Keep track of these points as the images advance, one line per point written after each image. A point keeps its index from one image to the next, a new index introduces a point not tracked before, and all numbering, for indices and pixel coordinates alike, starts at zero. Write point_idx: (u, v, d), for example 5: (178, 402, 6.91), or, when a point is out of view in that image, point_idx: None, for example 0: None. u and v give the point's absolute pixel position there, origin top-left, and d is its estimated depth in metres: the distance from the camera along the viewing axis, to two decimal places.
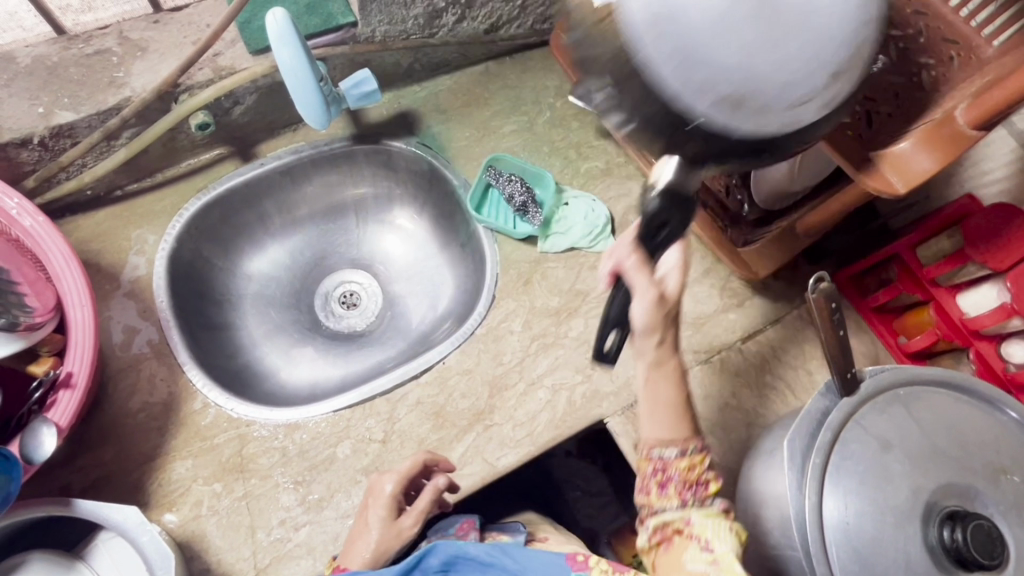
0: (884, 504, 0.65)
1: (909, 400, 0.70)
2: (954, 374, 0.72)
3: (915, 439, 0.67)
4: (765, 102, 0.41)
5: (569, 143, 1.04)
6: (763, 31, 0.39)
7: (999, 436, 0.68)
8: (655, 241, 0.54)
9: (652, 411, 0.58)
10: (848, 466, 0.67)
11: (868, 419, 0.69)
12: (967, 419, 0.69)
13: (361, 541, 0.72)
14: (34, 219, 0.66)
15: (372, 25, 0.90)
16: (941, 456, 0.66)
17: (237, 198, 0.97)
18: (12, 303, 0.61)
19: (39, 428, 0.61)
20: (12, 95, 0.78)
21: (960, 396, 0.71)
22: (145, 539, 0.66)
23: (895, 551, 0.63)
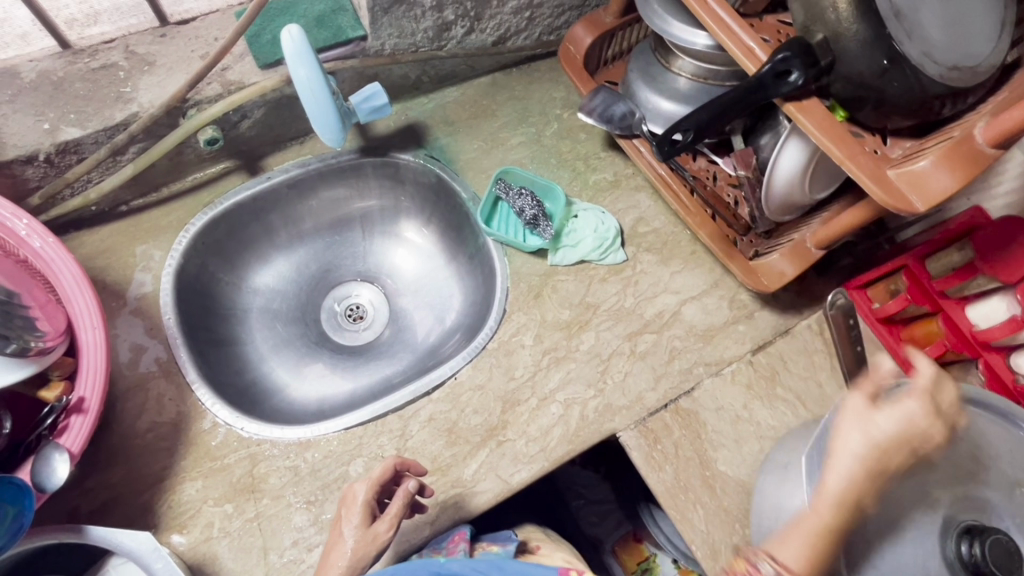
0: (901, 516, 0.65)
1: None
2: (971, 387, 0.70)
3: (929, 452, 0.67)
4: (908, 28, 0.62)
5: (577, 154, 1.04)
6: (935, 16, 0.64)
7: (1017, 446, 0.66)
8: (781, 85, 0.65)
9: (794, 531, 0.64)
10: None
11: None
12: (985, 432, 0.68)
13: (338, 551, 0.72)
14: (44, 240, 0.64)
15: (382, 38, 0.89)
16: (956, 469, 0.66)
17: (243, 213, 0.96)
18: (21, 328, 0.59)
19: (50, 455, 0.60)
20: (17, 111, 0.76)
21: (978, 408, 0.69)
22: (159, 566, 0.64)
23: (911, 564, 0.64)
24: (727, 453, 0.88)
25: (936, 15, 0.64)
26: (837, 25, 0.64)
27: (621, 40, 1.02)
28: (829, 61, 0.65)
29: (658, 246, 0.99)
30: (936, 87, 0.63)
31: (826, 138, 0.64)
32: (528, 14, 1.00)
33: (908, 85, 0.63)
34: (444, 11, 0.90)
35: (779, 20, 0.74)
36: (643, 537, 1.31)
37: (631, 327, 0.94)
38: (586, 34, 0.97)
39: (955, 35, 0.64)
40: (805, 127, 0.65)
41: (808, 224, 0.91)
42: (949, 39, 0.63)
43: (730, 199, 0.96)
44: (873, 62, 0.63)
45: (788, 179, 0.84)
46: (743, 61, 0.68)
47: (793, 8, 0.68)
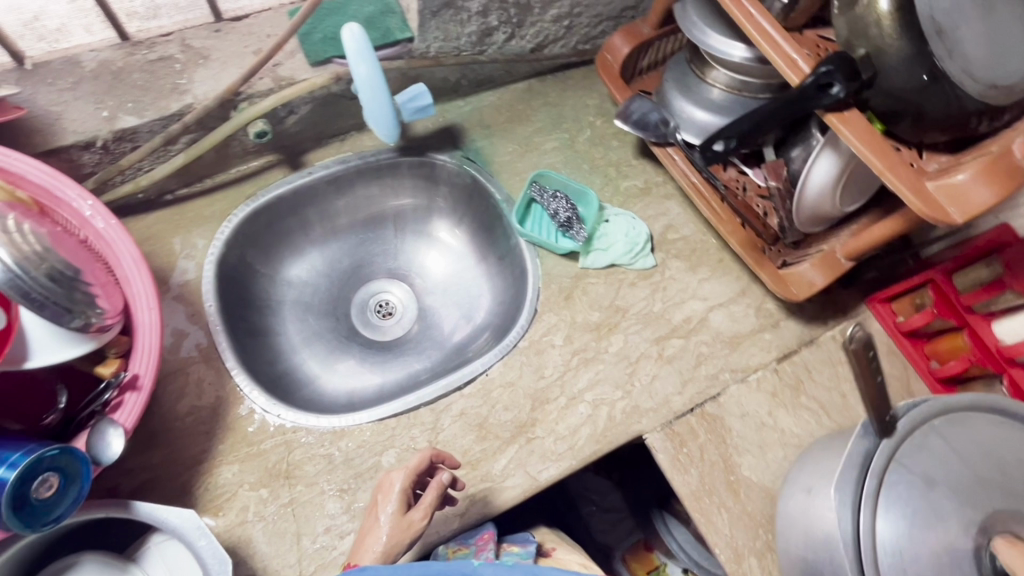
0: (937, 541, 0.64)
1: (942, 425, 0.71)
2: (986, 400, 0.73)
3: (952, 467, 0.68)
4: (950, 45, 0.63)
5: (608, 161, 1.06)
6: (981, 31, 0.63)
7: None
8: (821, 95, 0.67)
9: None
10: (902, 508, 0.66)
11: (909, 457, 0.68)
12: (1005, 441, 0.70)
13: (373, 536, 0.73)
14: (107, 222, 0.66)
15: (427, 41, 0.92)
16: (981, 481, 0.66)
17: (283, 206, 0.98)
18: (82, 302, 0.60)
19: (106, 429, 0.61)
20: (78, 98, 0.78)
21: (993, 420, 0.71)
22: (201, 544, 0.65)
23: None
24: (751, 459, 0.89)
25: (982, 30, 0.63)
26: (881, 40, 0.66)
27: (656, 50, 1.04)
28: (870, 75, 0.67)
29: (687, 253, 1.01)
30: (971, 103, 0.65)
31: (866, 149, 0.66)
32: (567, 22, 1.02)
33: (947, 102, 0.65)
34: (488, 17, 0.92)
35: (819, 35, 0.76)
36: (654, 546, 1.31)
37: (659, 331, 0.95)
38: (624, 44, 0.99)
39: (1000, 51, 0.63)
40: (846, 138, 0.67)
41: (837, 236, 0.93)
42: (992, 55, 0.63)
43: (760, 210, 0.96)
44: (913, 77, 0.65)
45: (820, 191, 0.85)
46: (786, 72, 0.70)
47: (837, 23, 0.70)
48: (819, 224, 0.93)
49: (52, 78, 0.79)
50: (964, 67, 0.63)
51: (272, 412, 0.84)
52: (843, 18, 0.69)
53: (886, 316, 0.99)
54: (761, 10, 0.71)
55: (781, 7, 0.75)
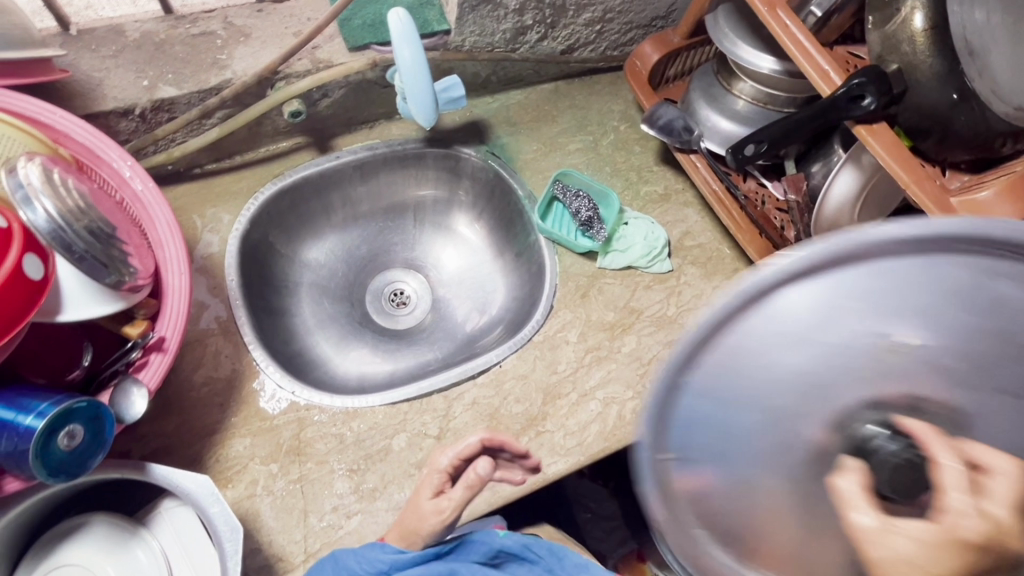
0: (806, 524, 0.44)
1: (715, 364, 0.43)
2: (786, 261, 0.42)
3: (750, 410, 0.44)
4: (984, 63, 0.64)
5: (630, 165, 1.07)
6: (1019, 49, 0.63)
7: (997, 299, 0.41)
8: (853, 106, 0.69)
9: None
10: (720, 517, 0.44)
11: (693, 448, 0.44)
12: (925, 304, 0.43)
13: (412, 511, 0.74)
14: (144, 185, 0.67)
15: (464, 34, 0.94)
16: (830, 386, 0.44)
17: (309, 188, 0.99)
18: (118, 258, 0.60)
19: (130, 388, 0.62)
20: (119, 66, 0.79)
21: (838, 277, 0.43)
22: (215, 510, 0.65)
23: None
24: None
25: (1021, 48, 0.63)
26: (912, 56, 0.68)
27: (684, 61, 1.06)
28: (901, 89, 0.69)
29: (703, 261, 1.02)
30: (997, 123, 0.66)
31: (893, 161, 0.68)
32: (599, 27, 1.04)
33: (974, 121, 0.67)
34: (523, 15, 0.94)
35: (850, 52, 0.78)
36: (647, 557, 1.29)
37: (672, 335, 0.96)
38: (653, 52, 1.01)
39: None
40: (873, 149, 0.69)
41: None
42: None
43: (778, 221, 0.96)
44: (943, 95, 0.67)
45: (840, 205, 0.86)
46: (819, 84, 0.72)
47: (870, 39, 0.72)
48: None
49: (96, 46, 0.80)
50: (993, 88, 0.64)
51: (269, 398, 0.84)
52: (876, 33, 0.71)
53: None
54: (795, 22, 0.72)
55: (815, 21, 0.76)
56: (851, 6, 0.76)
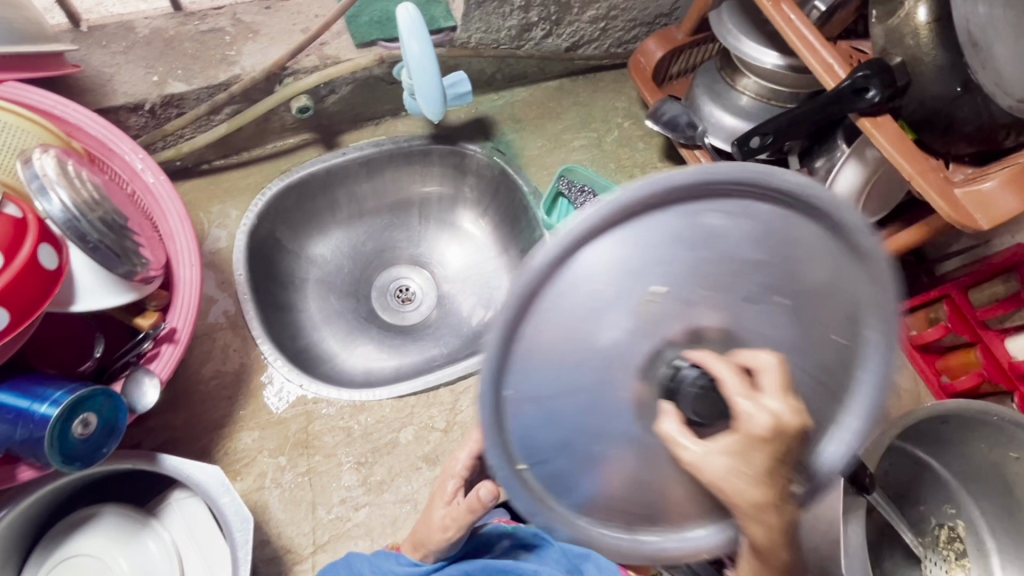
0: (645, 468, 0.46)
1: (524, 363, 0.41)
2: (544, 250, 0.39)
3: (563, 394, 0.43)
4: (987, 55, 0.64)
5: (634, 162, 1.08)
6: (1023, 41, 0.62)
7: (710, 229, 0.42)
8: (858, 99, 0.69)
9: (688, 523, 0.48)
10: (574, 486, 0.46)
11: (534, 437, 0.44)
12: (694, 245, 0.42)
13: (429, 519, 0.72)
14: (156, 177, 0.68)
15: (469, 31, 0.94)
16: (624, 350, 0.43)
17: (316, 185, 0.99)
18: (132, 249, 0.61)
19: (142, 378, 0.62)
20: (129, 62, 0.80)
21: (588, 252, 0.41)
22: (226, 500, 0.65)
23: (849, 429, 0.48)
24: None
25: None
26: (915, 50, 0.69)
27: (688, 58, 1.07)
28: (905, 82, 0.70)
29: None
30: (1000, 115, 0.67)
31: (899, 154, 0.68)
32: (603, 25, 1.05)
33: (977, 113, 0.68)
34: (529, 12, 0.95)
35: (853, 47, 0.79)
36: None
37: None
38: (657, 48, 1.02)
39: None
40: (878, 142, 0.69)
41: None
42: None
43: None
44: (947, 88, 0.68)
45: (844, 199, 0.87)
46: (823, 78, 0.73)
47: (873, 33, 0.73)
48: None
49: (107, 42, 0.81)
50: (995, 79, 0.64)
51: (276, 393, 0.84)
52: (881, 27, 0.72)
53: None
54: (800, 17, 0.73)
55: (819, 15, 0.77)
56: (854, 1, 0.77)
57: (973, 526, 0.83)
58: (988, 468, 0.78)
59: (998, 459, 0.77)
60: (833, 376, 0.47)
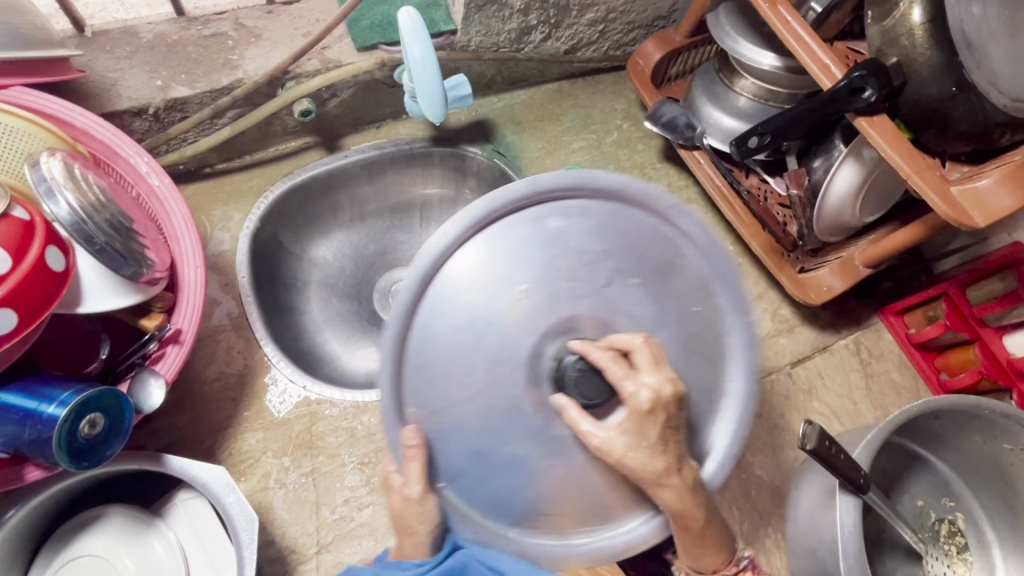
0: (550, 456, 0.54)
1: (421, 366, 0.53)
2: (417, 269, 0.52)
3: (460, 391, 0.52)
4: (981, 55, 0.65)
5: (633, 163, 1.09)
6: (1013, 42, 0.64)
7: (558, 231, 0.53)
8: (854, 99, 0.70)
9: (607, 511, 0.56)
10: (490, 482, 0.55)
11: (446, 438, 0.53)
12: (548, 249, 0.53)
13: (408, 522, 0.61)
14: (161, 180, 0.68)
15: (469, 34, 0.95)
16: (506, 345, 0.52)
17: (317, 188, 0.99)
18: (139, 252, 0.61)
19: (147, 379, 0.63)
20: (133, 67, 0.81)
21: (456, 270, 0.52)
22: (231, 500, 0.65)
23: (730, 394, 0.58)
24: (763, 458, 0.92)
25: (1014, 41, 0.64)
26: (911, 50, 0.70)
27: (686, 59, 1.08)
28: (901, 81, 0.70)
29: None
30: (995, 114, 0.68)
31: (895, 152, 0.69)
32: (602, 27, 1.06)
33: (972, 112, 0.68)
34: (528, 16, 0.96)
35: (849, 48, 0.80)
36: None
37: None
38: (656, 50, 1.03)
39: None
40: (875, 141, 0.70)
41: (855, 244, 0.96)
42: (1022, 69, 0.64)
43: (779, 217, 0.99)
44: (942, 87, 0.68)
45: (841, 198, 0.88)
46: (819, 78, 0.74)
47: (869, 34, 0.73)
48: (838, 233, 0.95)
49: (110, 47, 0.82)
50: (990, 79, 0.65)
51: (278, 395, 0.84)
52: (875, 27, 0.72)
53: (897, 328, 1.02)
54: (797, 19, 0.74)
55: (815, 16, 0.78)
56: (850, 3, 0.77)
57: (972, 517, 0.85)
58: (989, 459, 0.81)
59: (997, 453, 0.79)
60: (704, 342, 0.57)
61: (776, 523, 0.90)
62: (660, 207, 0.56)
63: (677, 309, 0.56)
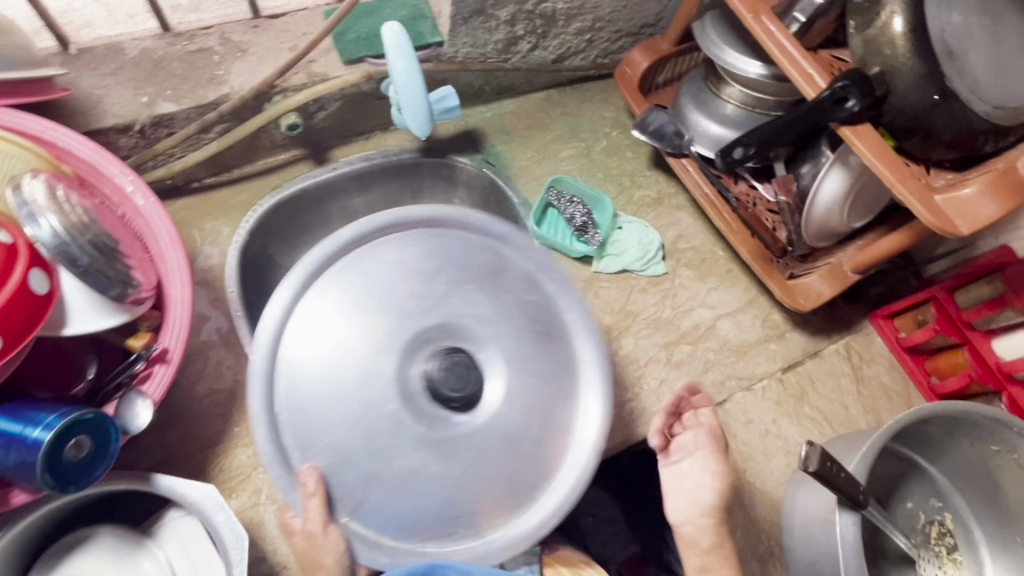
0: (435, 462, 0.58)
1: (291, 410, 0.58)
2: (271, 323, 0.59)
3: (330, 421, 0.58)
4: (961, 66, 0.68)
5: (623, 170, 1.09)
6: (980, 57, 0.69)
7: (391, 257, 0.61)
8: (838, 109, 0.70)
9: (512, 500, 0.61)
10: (385, 501, 0.59)
11: (336, 473, 0.58)
12: (381, 276, 0.60)
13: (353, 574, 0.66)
14: (146, 199, 0.68)
15: (456, 46, 0.95)
16: (365, 364, 0.57)
17: (307, 201, 0.98)
18: (122, 272, 0.61)
19: (135, 400, 0.63)
20: (118, 84, 0.81)
21: (298, 320, 0.59)
22: (220, 519, 0.65)
23: (590, 370, 0.64)
24: (755, 465, 0.92)
25: (980, 57, 0.69)
26: (893, 60, 0.69)
27: (675, 67, 1.08)
28: (883, 92, 0.70)
29: (697, 263, 1.04)
30: (979, 122, 0.69)
31: (878, 160, 0.69)
32: (589, 36, 1.06)
33: (956, 120, 0.69)
34: (515, 26, 0.96)
35: (834, 56, 0.80)
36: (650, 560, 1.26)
37: (668, 337, 0.98)
38: (643, 59, 1.03)
39: (995, 75, 0.69)
40: (860, 150, 0.70)
41: (844, 250, 0.96)
42: (993, 81, 0.69)
43: (769, 223, 0.98)
44: (925, 96, 0.69)
45: (829, 205, 0.88)
46: (804, 87, 0.74)
47: (852, 44, 0.73)
48: (826, 240, 0.95)
49: (96, 64, 0.82)
50: (973, 87, 0.68)
51: None
52: (858, 37, 0.72)
53: (888, 332, 1.02)
54: (780, 28, 0.74)
55: (799, 26, 0.78)
56: (833, 11, 0.78)
57: (960, 518, 0.86)
58: (976, 461, 0.82)
59: (990, 456, 0.80)
60: (545, 323, 0.63)
61: (770, 530, 0.90)
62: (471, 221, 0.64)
63: (514, 298, 0.63)
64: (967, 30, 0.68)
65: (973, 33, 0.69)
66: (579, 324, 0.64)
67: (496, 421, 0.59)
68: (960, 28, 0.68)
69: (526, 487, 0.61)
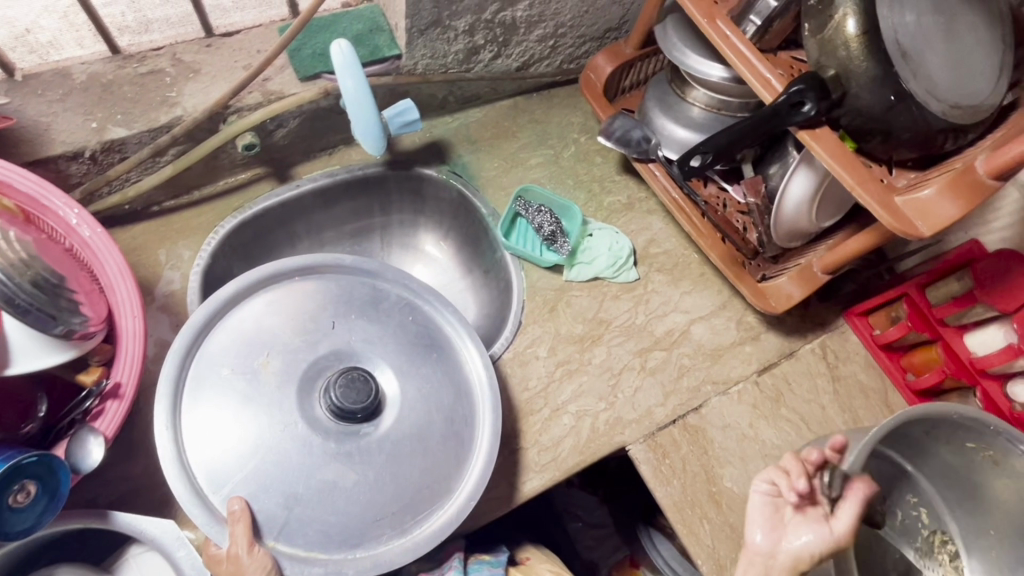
0: (347, 467, 0.67)
1: (202, 453, 0.65)
2: (166, 379, 0.66)
3: (242, 452, 0.65)
4: (917, 64, 0.67)
5: (592, 176, 1.08)
6: (934, 57, 0.68)
7: (275, 304, 0.72)
8: (795, 115, 0.69)
9: (427, 492, 0.69)
10: (309, 515, 0.65)
11: (257, 500, 0.64)
12: (269, 321, 0.71)
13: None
14: (92, 231, 0.66)
15: (415, 58, 0.94)
16: (269, 396, 0.67)
17: (272, 220, 0.97)
18: (65, 308, 0.59)
19: (86, 437, 0.61)
20: (66, 110, 0.79)
21: (196, 376, 0.67)
22: (181, 554, 0.65)
23: (474, 368, 0.76)
24: (734, 470, 0.91)
25: (935, 56, 0.68)
26: (848, 61, 0.69)
27: (640, 70, 1.07)
28: (840, 94, 0.70)
29: (669, 267, 1.03)
30: (936, 121, 0.68)
31: (837, 163, 0.68)
32: (552, 42, 1.05)
33: (914, 120, 0.68)
34: (474, 36, 0.95)
35: (793, 57, 0.79)
36: (639, 562, 1.26)
37: (642, 344, 0.97)
38: (607, 63, 1.02)
39: (951, 75, 0.68)
40: (820, 154, 0.69)
41: (813, 250, 0.95)
42: (949, 80, 0.68)
43: (738, 225, 0.98)
44: (881, 98, 0.68)
45: (797, 206, 0.88)
46: (760, 91, 0.73)
47: (808, 46, 0.73)
48: (795, 240, 0.95)
49: (43, 90, 0.80)
50: (929, 86, 0.67)
51: None
52: (813, 40, 0.72)
53: (863, 329, 1.02)
54: (735, 33, 0.74)
55: (754, 29, 0.77)
56: (790, 11, 0.76)
57: (934, 510, 0.85)
58: (954, 462, 0.81)
59: (966, 452, 0.79)
60: (425, 336, 0.76)
61: None
62: (343, 264, 0.76)
63: (394, 322, 0.75)
64: (921, 30, 0.68)
65: (927, 33, 0.68)
66: (454, 331, 0.77)
67: (398, 424, 0.70)
68: (914, 27, 0.68)
69: (438, 480, 0.70)
